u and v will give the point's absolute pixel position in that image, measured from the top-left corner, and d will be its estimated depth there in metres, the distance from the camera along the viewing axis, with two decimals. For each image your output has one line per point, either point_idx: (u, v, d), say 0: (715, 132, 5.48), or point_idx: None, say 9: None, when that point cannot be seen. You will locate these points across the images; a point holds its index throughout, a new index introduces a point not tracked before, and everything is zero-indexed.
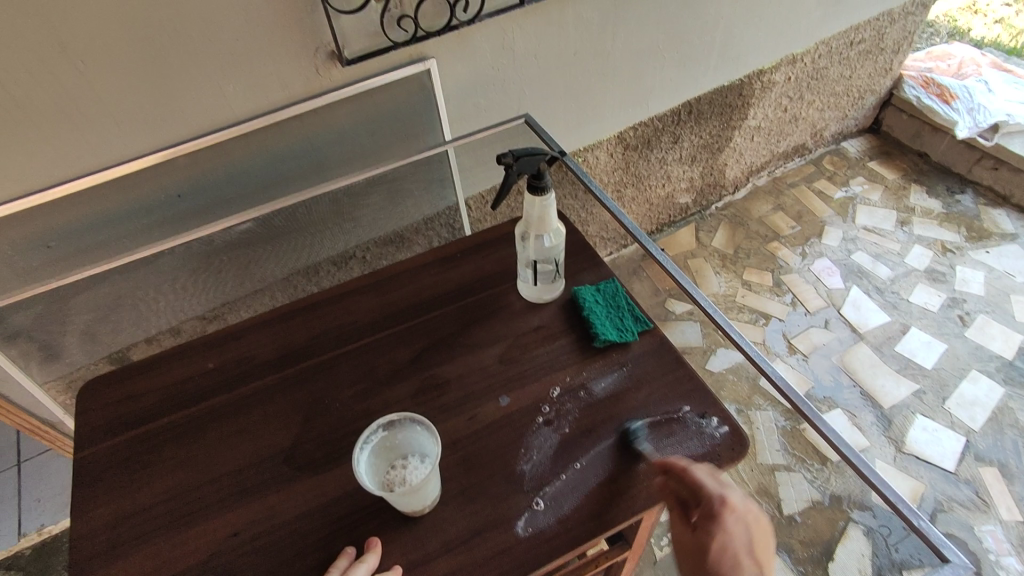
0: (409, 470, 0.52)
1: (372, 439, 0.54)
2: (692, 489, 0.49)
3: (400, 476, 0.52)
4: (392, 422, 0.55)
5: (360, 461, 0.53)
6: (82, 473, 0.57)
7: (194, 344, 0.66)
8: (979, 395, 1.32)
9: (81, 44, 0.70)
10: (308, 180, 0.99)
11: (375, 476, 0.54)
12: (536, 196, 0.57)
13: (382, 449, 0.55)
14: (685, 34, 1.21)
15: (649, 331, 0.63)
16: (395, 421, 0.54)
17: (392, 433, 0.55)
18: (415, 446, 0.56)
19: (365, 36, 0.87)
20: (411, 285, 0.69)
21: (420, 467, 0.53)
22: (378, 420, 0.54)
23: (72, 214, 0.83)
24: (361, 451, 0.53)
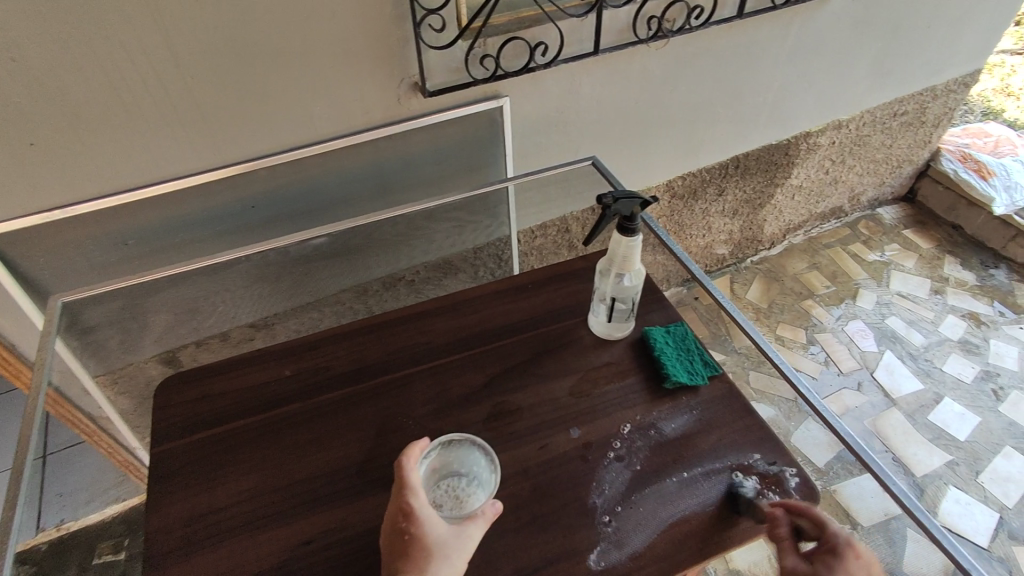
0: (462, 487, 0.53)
1: (431, 452, 0.56)
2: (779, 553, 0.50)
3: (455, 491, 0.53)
4: (451, 440, 0.56)
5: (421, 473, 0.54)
6: (157, 469, 0.57)
7: (272, 350, 0.68)
8: (1012, 471, 1.30)
9: (192, 59, 0.75)
10: (373, 202, 1.02)
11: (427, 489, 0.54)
12: (624, 236, 0.59)
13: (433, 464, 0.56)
14: (740, 93, 1.25)
15: (717, 377, 0.64)
16: (458, 438, 0.56)
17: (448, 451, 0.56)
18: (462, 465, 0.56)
19: (447, 70, 0.91)
20: (484, 312, 0.71)
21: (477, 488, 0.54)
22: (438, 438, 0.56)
23: (153, 214, 0.86)
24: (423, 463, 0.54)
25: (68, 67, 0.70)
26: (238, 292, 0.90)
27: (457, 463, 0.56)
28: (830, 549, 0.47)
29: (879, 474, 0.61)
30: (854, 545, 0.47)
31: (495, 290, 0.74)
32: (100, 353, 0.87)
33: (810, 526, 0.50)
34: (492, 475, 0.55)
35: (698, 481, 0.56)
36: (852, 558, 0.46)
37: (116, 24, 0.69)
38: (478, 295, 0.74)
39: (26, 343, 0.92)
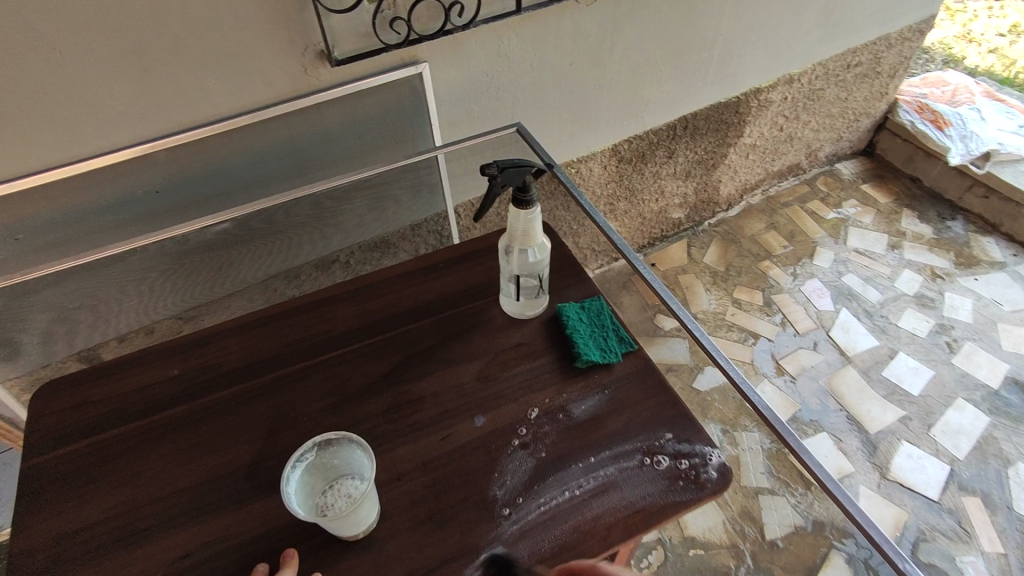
0: (344, 492, 0.49)
1: (306, 456, 0.50)
2: None
3: (335, 498, 0.49)
4: (328, 440, 0.51)
5: (289, 481, 0.49)
6: (24, 485, 0.52)
7: (160, 348, 0.63)
8: (964, 423, 1.30)
9: (57, 34, 0.68)
10: (292, 182, 0.96)
11: (308, 497, 0.50)
12: (520, 209, 0.55)
13: (318, 468, 0.51)
14: (682, 49, 1.20)
15: (633, 353, 0.61)
16: (333, 438, 0.51)
17: (329, 452, 0.51)
18: (352, 464, 0.52)
19: (355, 36, 0.85)
20: (391, 295, 0.67)
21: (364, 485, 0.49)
22: (313, 439, 0.51)
23: (41, 205, 0.79)
24: (292, 470, 0.49)
25: None
26: (146, 285, 0.84)
27: (341, 461, 0.52)
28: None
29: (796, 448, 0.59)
30: None
31: (405, 271, 0.69)
32: None
33: (719, 523, 0.50)
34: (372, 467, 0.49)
35: (605, 467, 0.52)
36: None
37: None
38: (387, 277, 0.69)
39: None
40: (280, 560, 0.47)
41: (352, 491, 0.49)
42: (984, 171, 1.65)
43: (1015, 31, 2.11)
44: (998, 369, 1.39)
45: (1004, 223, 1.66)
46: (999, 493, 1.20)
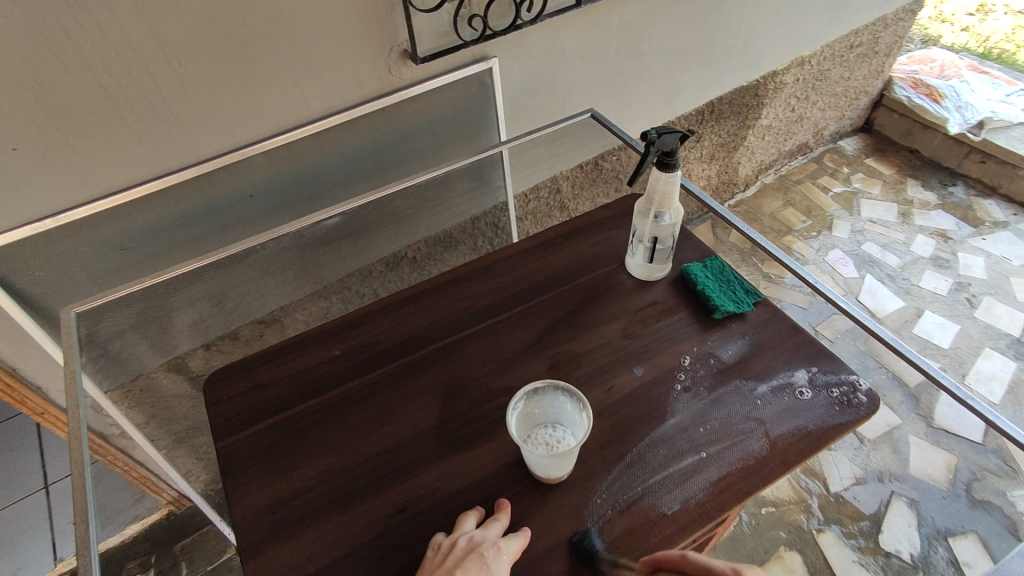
0: (552, 437, 0.53)
1: (518, 404, 0.55)
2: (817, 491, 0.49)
3: (545, 441, 0.53)
4: (538, 390, 0.55)
5: (512, 423, 0.53)
6: (225, 463, 0.55)
7: (315, 334, 0.66)
8: (995, 370, 1.39)
9: (179, 44, 0.71)
10: (371, 181, 1.00)
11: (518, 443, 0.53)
12: (663, 173, 0.60)
13: (523, 418, 0.55)
14: (712, 36, 1.27)
15: (761, 303, 0.66)
16: (540, 387, 0.55)
17: (533, 402, 0.56)
18: (553, 415, 0.56)
19: (436, 35, 0.89)
20: (519, 270, 0.71)
21: (566, 435, 0.54)
22: (525, 388, 0.55)
23: (150, 215, 0.81)
24: (512, 414, 0.53)
25: (45, 60, 0.64)
26: (250, 286, 0.86)
27: (543, 412, 0.56)
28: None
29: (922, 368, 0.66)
30: None
31: (527, 248, 0.74)
32: (115, 367, 0.82)
33: (696, 573, 0.46)
34: (582, 417, 0.54)
35: (766, 400, 0.58)
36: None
37: (97, 9, 0.64)
38: (510, 255, 0.74)
39: (29, 367, 0.86)
40: (494, 506, 0.51)
41: (550, 438, 0.53)
42: (980, 138, 1.77)
43: (983, 10, 2.27)
44: (1017, 319, 1.49)
45: (1001, 185, 1.78)
46: None
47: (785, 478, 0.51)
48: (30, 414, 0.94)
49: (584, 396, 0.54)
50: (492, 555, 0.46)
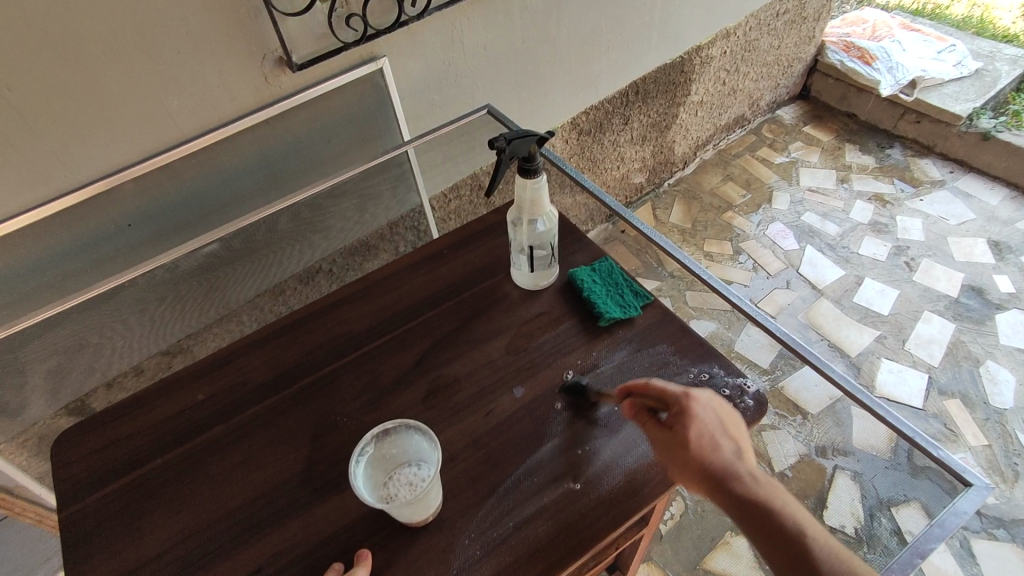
0: (407, 479, 0.50)
1: (366, 449, 0.51)
2: (657, 394, 0.51)
3: (399, 485, 0.49)
4: (387, 430, 0.51)
5: (356, 473, 0.49)
6: (69, 535, 0.51)
7: (177, 377, 0.61)
8: (934, 333, 1.39)
9: (3, 71, 0.64)
10: (267, 197, 0.94)
11: (373, 490, 0.50)
12: (527, 179, 0.56)
13: (378, 461, 0.52)
14: (626, 15, 1.23)
15: (651, 304, 0.63)
16: (390, 427, 0.51)
17: (385, 444, 0.52)
18: (411, 452, 0.52)
19: (313, 39, 0.83)
20: (402, 288, 0.67)
21: (423, 471, 0.50)
22: (370, 431, 0.51)
23: (7, 257, 0.75)
24: (356, 464, 0.50)
25: None
26: (134, 323, 0.81)
27: (400, 451, 0.52)
28: (680, 411, 0.49)
29: (819, 365, 0.64)
30: (691, 395, 0.49)
31: (412, 263, 0.69)
32: None
33: (654, 399, 0.51)
34: (436, 452, 0.50)
35: None
36: (697, 406, 0.49)
37: None
38: (393, 272, 0.69)
39: None
40: (354, 559, 0.47)
41: (411, 478, 0.50)
42: (913, 98, 1.76)
43: None
44: (955, 279, 1.49)
45: (937, 143, 1.78)
46: (975, 391, 1.29)
47: (627, 396, 0.52)
48: None
49: (433, 431, 0.51)
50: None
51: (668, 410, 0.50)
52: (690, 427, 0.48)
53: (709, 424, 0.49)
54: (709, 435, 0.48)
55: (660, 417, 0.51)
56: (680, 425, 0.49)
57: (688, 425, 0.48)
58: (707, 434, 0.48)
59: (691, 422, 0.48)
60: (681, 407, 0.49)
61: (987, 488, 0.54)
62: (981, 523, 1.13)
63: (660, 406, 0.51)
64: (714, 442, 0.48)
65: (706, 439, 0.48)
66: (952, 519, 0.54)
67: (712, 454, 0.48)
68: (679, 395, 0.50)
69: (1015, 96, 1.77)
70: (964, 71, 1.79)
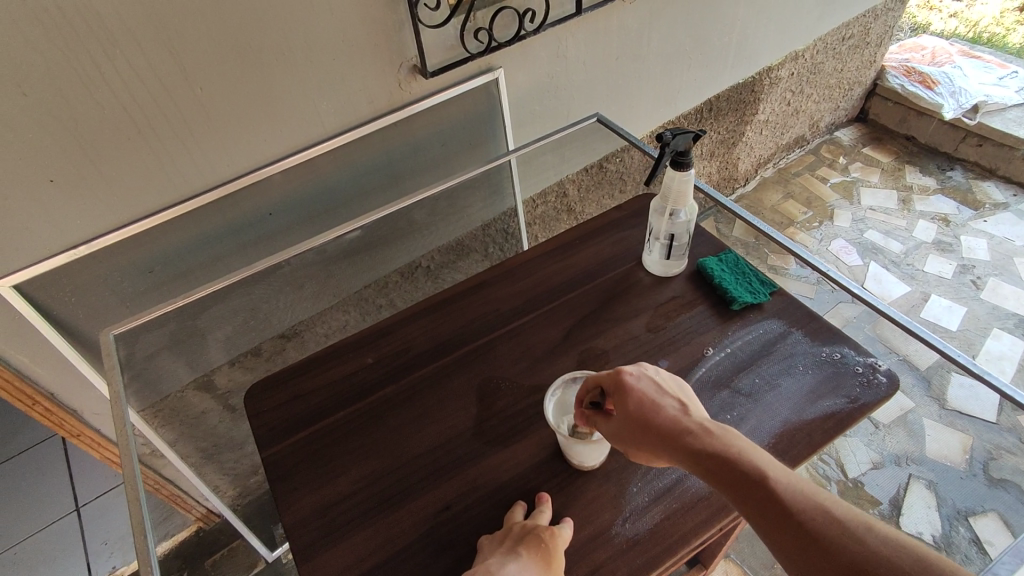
0: None
1: (554, 394, 0.59)
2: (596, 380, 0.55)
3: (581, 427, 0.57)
4: (572, 381, 0.59)
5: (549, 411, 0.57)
6: (271, 472, 0.57)
7: (347, 343, 0.68)
8: (1004, 350, 1.41)
9: (200, 70, 0.72)
10: (385, 194, 1.02)
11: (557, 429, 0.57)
12: (676, 172, 0.62)
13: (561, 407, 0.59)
14: (709, 36, 1.30)
15: (776, 292, 0.68)
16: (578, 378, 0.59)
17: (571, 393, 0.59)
18: None
19: (444, 49, 0.91)
20: (542, 272, 0.73)
21: None
22: (562, 378, 0.59)
23: (175, 237, 0.83)
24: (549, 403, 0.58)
25: (78, 91, 0.66)
26: (275, 302, 0.88)
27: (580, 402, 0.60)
28: (615, 387, 0.52)
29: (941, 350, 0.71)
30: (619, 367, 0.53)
31: (546, 251, 0.76)
32: (148, 387, 0.84)
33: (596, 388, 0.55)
34: None
35: (787, 386, 0.59)
36: (632, 380, 0.52)
37: (124, 42, 0.66)
38: (529, 259, 0.75)
39: (63, 391, 0.89)
40: (535, 500, 0.53)
41: None
42: (976, 122, 1.79)
43: None
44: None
45: (1000, 167, 1.80)
46: None
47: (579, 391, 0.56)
48: (65, 437, 0.97)
49: None
50: (550, 537, 0.48)
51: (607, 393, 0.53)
52: (628, 401, 0.51)
53: (640, 389, 0.52)
54: (648, 400, 0.51)
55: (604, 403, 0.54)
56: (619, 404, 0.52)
57: (626, 399, 0.51)
58: (646, 399, 0.51)
59: (627, 395, 0.51)
60: (616, 385, 0.53)
61: None
62: None
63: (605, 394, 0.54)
64: (651, 404, 0.51)
65: (648, 399, 0.51)
66: None
67: (658, 416, 0.50)
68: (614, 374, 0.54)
69: None
70: None
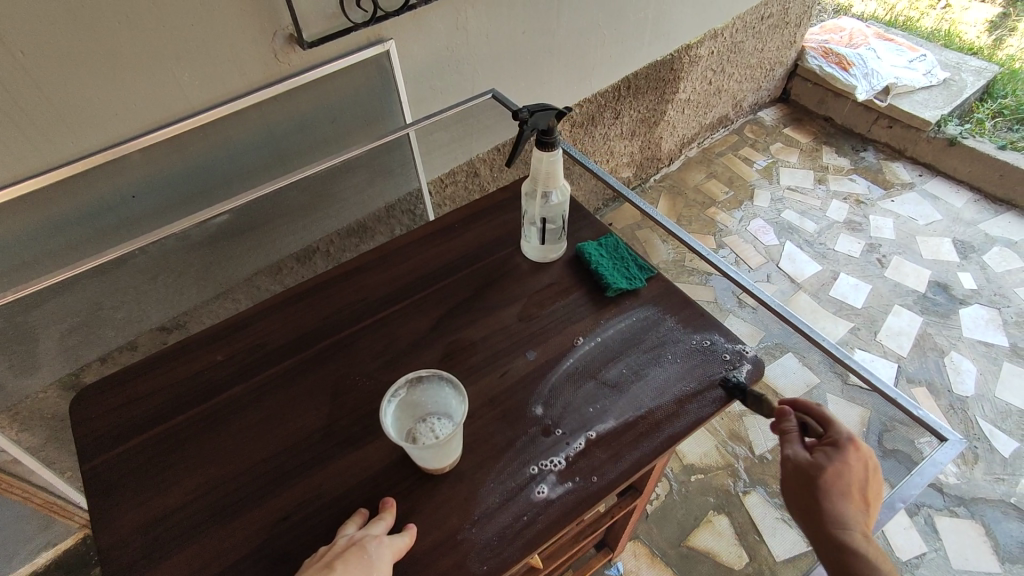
0: (431, 428, 0.52)
1: (398, 393, 0.53)
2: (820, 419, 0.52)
3: (424, 431, 0.52)
4: (419, 377, 0.53)
5: (387, 414, 0.52)
6: (94, 487, 0.52)
7: (196, 339, 0.62)
8: (903, 326, 1.47)
9: (18, 35, 0.64)
10: (271, 173, 0.94)
11: (399, 431, 0.53)
12: (544, 154, 0.59)
13: (406, 405, 0.54)
14: (622, 11, 1.27)
15: (654, 278, 0.66)
16: (424, 376, 0.53)
17: (417, 391, 0.54)
18: (438, 403, 0.54)
19: (324, 18, 0.84)
20: (416, 258, 0.69)
21: (446, 426, 0.52)
22: (405, 376, 0.53)
23: (13, 224, 0.74)
24: (388, 405, 0.52)
25: None
26: (138, 291, 0.81)
27: (429, 401, 0.54)
28: (834, 445, 0.50)
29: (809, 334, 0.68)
30: (856, 440, 0.49)
31: (423, 235, 0.71)
32: None
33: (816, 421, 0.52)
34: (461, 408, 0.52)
35: (656, 375, 0.58)
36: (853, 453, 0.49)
37: None
38: (407, 243, 0.71)
39: None
40: (379, 506, 0.50)
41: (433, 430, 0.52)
42: (887, 104, 1.84)
43: None
44: (923, 276, 1.57)
45: (908, 148, 1.87)
46: (939, 379, 1.37)
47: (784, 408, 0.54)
48: None
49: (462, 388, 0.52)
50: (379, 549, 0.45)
51: (824, 441, 0.51)
52: (835, 464, 0.49)
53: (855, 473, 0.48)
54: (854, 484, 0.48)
55: (807, 440, 0.52)
56: (830, 457, 0.49)
57: (836, 462, 0.49)
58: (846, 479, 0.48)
59: (839, 460, 0.49)
60: (834, 442, 0.50)
61: (959, 443, 0.59)
62: (944, 501, 1.19)
63: (817, 431, 0.52)
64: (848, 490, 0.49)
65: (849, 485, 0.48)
66: (930, 467, 0.59)
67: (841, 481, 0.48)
68: (842, 435, 0.50)
69: (979, 105, 1.87)
70: (933, 80, 1.88)
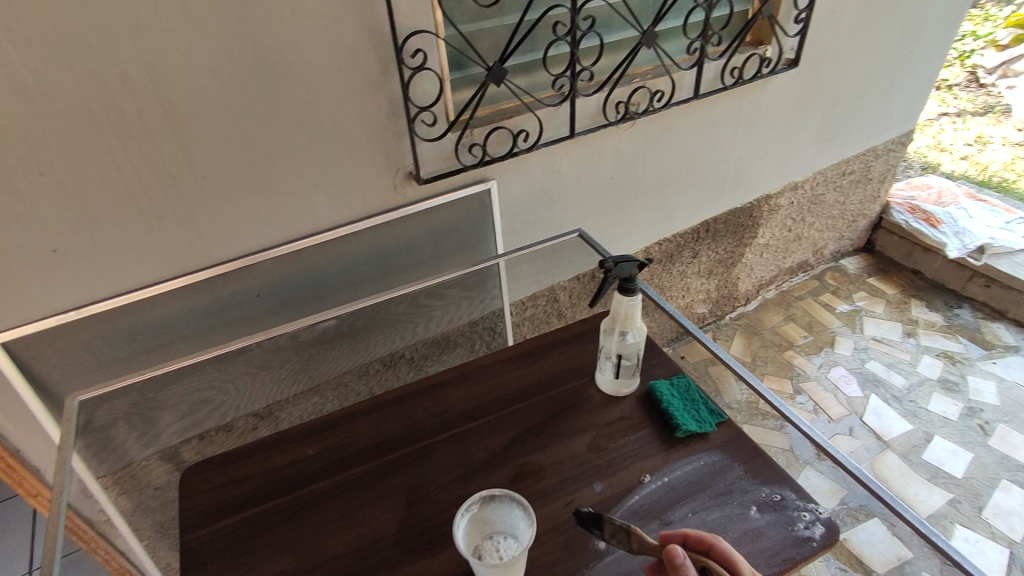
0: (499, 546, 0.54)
1: (471, 508, 0.56)
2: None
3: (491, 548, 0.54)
4: (492, 494, 0.56)
5: (459, 527, 0.54)
6: (186, 560, 0.57)
7: (292, 432, 0.69)
8: (1014, 505, 1.32)
9: (206, 165, 0.80)
10: (375, 286, 1.06)
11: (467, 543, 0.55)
12: (624, 296, 0.64)
13: (477, 521, 0.56)
14: (704, 164, 1.37)
15: (724, 423, 0.67)
16: (495, 494, 0.56)
17: (488, 508, 0.56)
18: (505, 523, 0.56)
19: (439, 159, 0.98)
20: (496, 379, 0.74)
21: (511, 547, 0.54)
22: (479, 492, 0.56)
23: (161, 311, 0.88)
24: (460, 518, 0.55)
25: (92, 175, 0.73)
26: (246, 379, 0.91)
27: (498, 519, 0.56)
28: None
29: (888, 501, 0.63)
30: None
31: (504, 358, 0.77)
32: (105, 453, 0.85)
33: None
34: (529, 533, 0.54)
35: (721, 523, 0.57)
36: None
37: (142, 137, 0.74)
38: (489, 363, 0.77)
39: (30, 449, 0.89)
40: None
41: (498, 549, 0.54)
42: (982, 263, 1.79)
43: (981, 141, 2.38)
44: None
45: (1009, 309, 1.78)
46: None
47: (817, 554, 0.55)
48: (24, 495, 0.95)
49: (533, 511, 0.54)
50: None
51: None
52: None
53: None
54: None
55: None
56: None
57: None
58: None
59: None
60: None
61: None
62: None
63: None
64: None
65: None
66: None
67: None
68: None
69: None
70: None
